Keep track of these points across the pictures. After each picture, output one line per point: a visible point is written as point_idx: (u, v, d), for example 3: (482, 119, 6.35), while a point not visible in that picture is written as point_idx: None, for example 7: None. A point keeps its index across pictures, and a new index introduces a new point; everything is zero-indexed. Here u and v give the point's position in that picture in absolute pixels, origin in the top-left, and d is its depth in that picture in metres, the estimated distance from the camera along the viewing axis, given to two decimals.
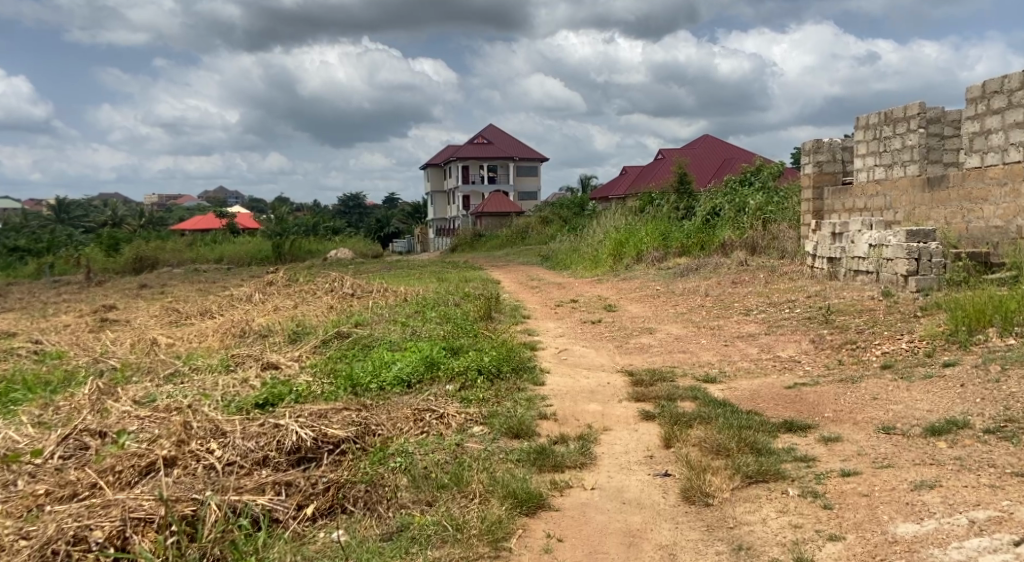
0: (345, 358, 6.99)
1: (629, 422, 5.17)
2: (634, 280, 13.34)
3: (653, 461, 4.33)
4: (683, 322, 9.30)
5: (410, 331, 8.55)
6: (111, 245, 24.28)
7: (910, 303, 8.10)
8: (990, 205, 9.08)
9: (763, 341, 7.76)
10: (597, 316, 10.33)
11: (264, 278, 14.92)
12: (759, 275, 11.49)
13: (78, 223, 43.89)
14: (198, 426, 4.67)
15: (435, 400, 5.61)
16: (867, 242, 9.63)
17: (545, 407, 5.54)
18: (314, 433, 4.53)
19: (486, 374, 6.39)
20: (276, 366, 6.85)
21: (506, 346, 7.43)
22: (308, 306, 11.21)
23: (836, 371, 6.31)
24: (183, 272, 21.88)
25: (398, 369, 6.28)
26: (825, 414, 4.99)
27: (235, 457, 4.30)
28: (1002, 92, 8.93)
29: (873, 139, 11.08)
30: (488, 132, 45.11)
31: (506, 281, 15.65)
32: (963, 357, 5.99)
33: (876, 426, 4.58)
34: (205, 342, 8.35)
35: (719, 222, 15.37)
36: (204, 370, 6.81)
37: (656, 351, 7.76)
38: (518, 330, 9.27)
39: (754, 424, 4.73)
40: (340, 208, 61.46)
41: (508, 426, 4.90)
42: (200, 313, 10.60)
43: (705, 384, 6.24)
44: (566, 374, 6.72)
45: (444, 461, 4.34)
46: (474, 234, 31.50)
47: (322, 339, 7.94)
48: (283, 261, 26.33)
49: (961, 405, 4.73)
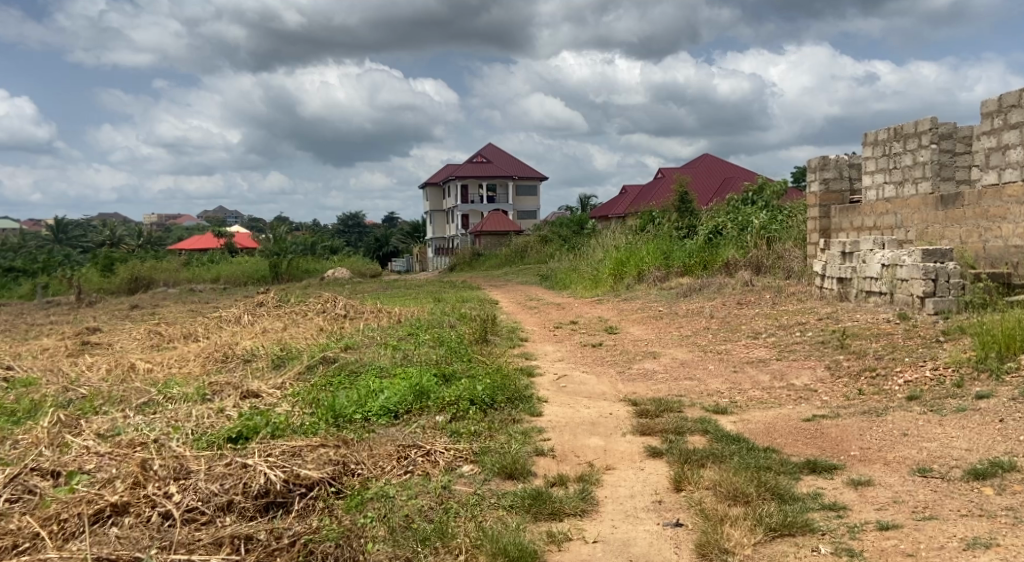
0: (330, 386, 6.51)
1: (634, 460, 4.69)
2: (635, 301, 12.89)
3: (662, 508, 3.85)
4: (688, 345, 8.85)
5: (400, 356, 8.07)
6: (106, 266, 23.90)
7: (930, 328, 7.63)
8: (1009, 223, 8.64)
9: (775, 367, 7.28)
10: (597, 339, 9.85)
11: (254, 298, 14.42)
12: (766, 296, 11.04)
13: (75, 243, 43.53)
14: (160, 466, 4.14)
15: (422, 434, 5.13)
16: (880, 262, 9.18)
17: (542, 442, 5.07)
18: (285, 474, 3.99)
19: (479, 405, 5.91)
20: (255, 395, 6.36)
21: (501, 372, 6.95)
22: (297, 328, 10.75)
23: (857, 403, 5.85)
24: (177, 292, 21.45)
25: (384, 398, 5.81)
26: (851, 452, 4.54)
27: (197, 502, 3.78)
28: (1020, 106, 8.52)
29: (882, 156, 10.67)
30: (487, 150, 44.80)
31: (504, 301, 15.21)
32: (996, 388, 5.52)
33: (911, 468, 4.12)
34: (184, 367, 7.87)
35: (722, 240, 14.95)
36: (179, 399, 6.31)
37: (661, 378, 7.28)
38: (514, 354, 8.79)
39: (773, 464, 4.26)
40: (338, 228, 61.17)
41: (501, 465, 4.40)
42: (184, 335, 10.11)
43: (716, 416, 5.77)
44: (564, 403, 6.24)
45: (428, 507, 3.85)
46: (473, 254, 31.08)
47: (306, 365, 7.46)
48: (280, 280, 25.86)
49: (1004, 445, 4.28)
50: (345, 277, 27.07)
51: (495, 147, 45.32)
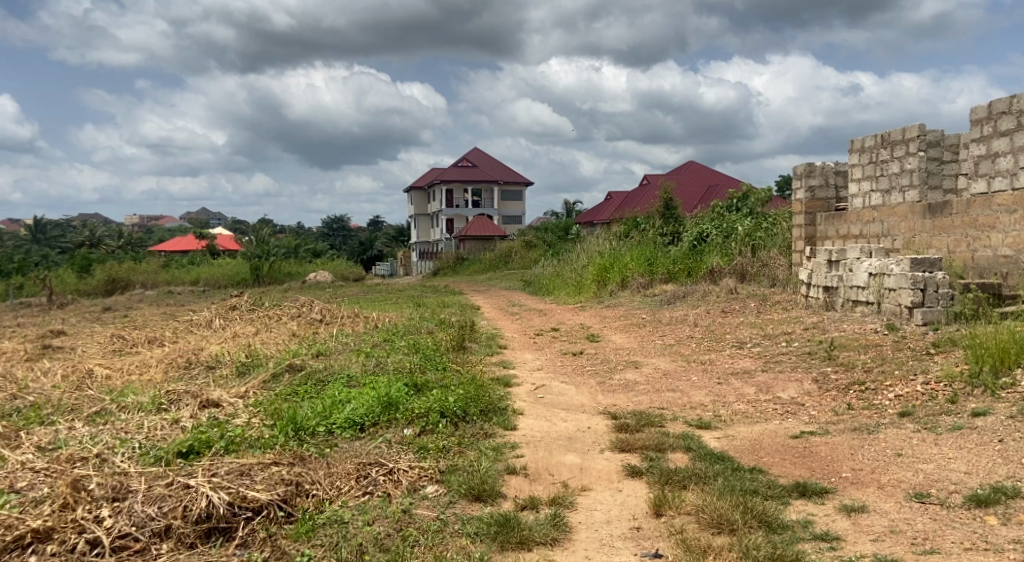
0: (296, 395, 6.16)
1: (612, 480, 4.38)
2: (618, 308, 12.62)
3: (640, 537, 3.55)
4: (671, 355, 8.55)
5: (372, 363, 7.71)
6: (83, 266, 23.41)
7: (919, 339, 7.37)
8: (998, 233, 8.40)
9: (760, 379, 6.99)
10: (578, 347, 9.52)
11: (228, 301, 13.99)
12: (751, 304, 10.79)
13: (52, 241, 42.82)
14: (97, 484, 3.75)
15: (386, 450, 4.77)
16: (866, 271, 8.92)
17: (514, 459, 4.75)
18: (230, 496, 3.63)
19: (450, 417, 5.57)
20: (216, 405, 5.93)
21: (475, 382, 6.61)
22: (269, 332, 10.38)
23: (846, 420, 5.58)
24: (155, 295, 20.93)
25: (350, 410, 5.47)
26: (843, 474, 4.26)
27: (130, 527, 3.43)
28: (1011, 113, 8.31)
29: (869, 164, 10.45)
30: (472, 155, 44.48)
31: (485, 307, 14.89)
32: (992, 406, 5.27)
33: (907, 493, 3.85)
34: (145, 373, 7.47)
35: (706, 247, 14.67)
36: (132, 409, 5.84)
37: (643, 390, 6.97)
38: (491, 363, 8.45)
39: (759, 488, 3.97)
40: (322, 231, 60.69)
41: (468, 486, 4.05)
42: (149, 340, 9.68)
43: (699, 431, 5.48)
44: (540, 416, 5.92)
45: (385, 536, 3.52)
46: (456, 258, 30.73)
47: (272, 373, 7.09)
48: (261, 283, 25.37)
49: (1006, 468, 4.03)
50: (326, 280, 26.66)
51: (480, 151, 44.98)
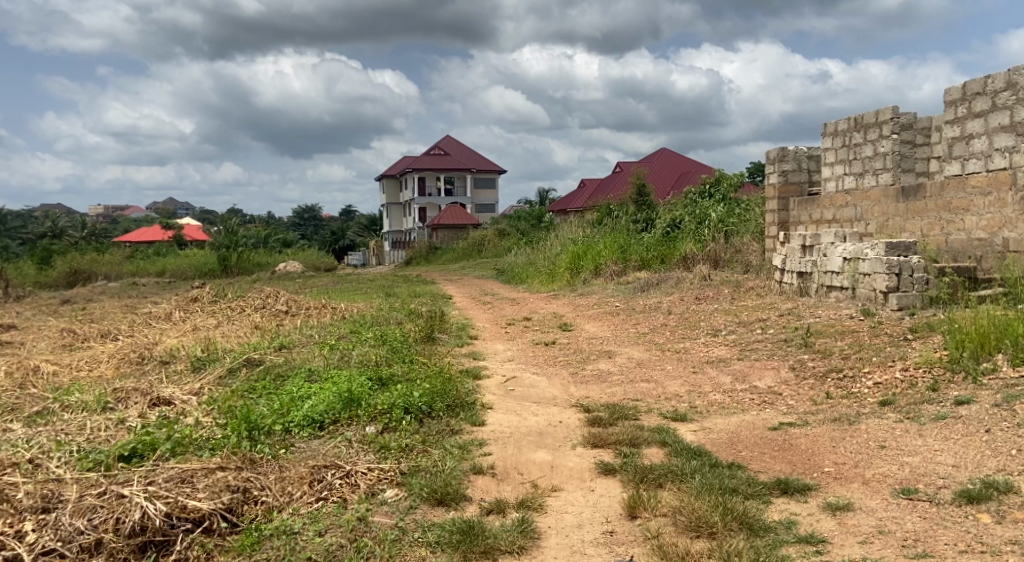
0: (253, 392, 5.87)
1: (584, 479, 4.15)
2: (591, 295, 12.40)
3: (613, 542, 3.33)
4: (645, 344, 8.34)
5: (337, 356, 7.42)
6: (43, 258, 22.76)
7: (896, 325, 7.22)
8: (972, 216, 8.26)
9: (736, 368, 6.80)
10: (550, 336, 9.29)
11: (190, 293, 13.58)
12: (724, 290, 10.62)
13: (14, 233, 41.82)
14: (25, 494, 3.46)
15: (345, 450, 4.50)
16: (841, 255, 8.76)
17: (481, 458, 4.50)
18: (168, 506, 3.36)
19: (414, 414, 5.31)
20: (167, 403, 5.62)
21: (443, 374, 6.35)
22: (231, 325, 10.03)
23: (826, 410, 5.38)
24: (119, 287, 20.38)
25: (308, 407, 5.19)
26: (824, 468, 4.06)
27: (55, 543, 3.15)
28: (985, 94, 8.14)
29: (842, 147, 10.28)
30: (444, 143, 44.04)
31: (457, 296, 14.59)
32: (976, 394, 5.09)
33: (893, 489, 3.67)
34: (95, 370, 7.12)
35: (679, 234, 14.46)
36: (76, 408, 5.51)
37: (616, 381, 6.75)
38: (461, 354, 8.18)
39: (739, 486, 3.76)
40: (294, 221, 59.96)
41: (431, 489, 3.80)
42: (103, 334, 9.29)
43: (675, 424, 5.26)
44: (510, 410, 5.66)
45: (337, 547, 3.27)
46: (429, 247, 30.37)
47: (229, 368, 6.76)
48: (229, 274, 24.83)
49: (995, 461, 3.85)
50: (296, 271, 26.20)
51: (452, 139, 44.53)
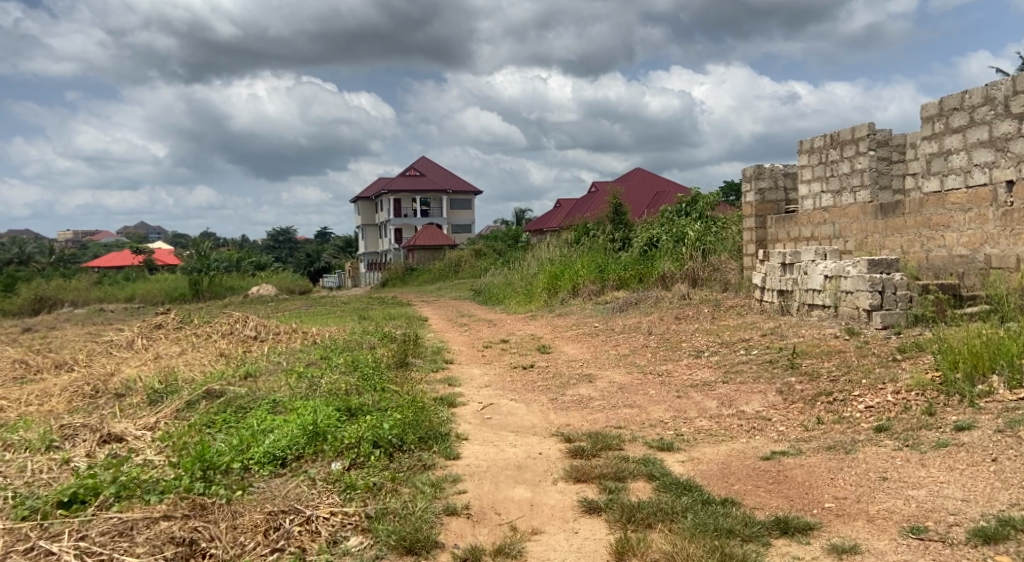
0: (212, 426, 5.51)
1: (566, 519, 3.83)
2: (569, 316, 12.11)
3: None
4: (626, 366, 8.05)
5: (305, 385, 7.06)
6: (7, 285, 22.10)
7: (883, 344, 6.98)
8: (953, 232, 8.06)
9: (721, 392, 6.51)
10: (528, 360, 8.98)
11: (155, 319, 13.10)
12: (705, 310, 10.37)
13: None
14: None
15: (306, 490, 4.18)
16: (822, 273, 8.55)
17: (454, 496, 4.18)
18: None
19: (384, 448, 4.96)
20: (119, 439, 5.25)
21: (415, 403, 6.01)
22: (196, 353, 9.63)
23: (819, 437, 5.11)
24: (86, 314, 19.76)
25: (270, 442, 4.84)
26: (825, 503, 3.77)
27: None
28: (963, 109, 7.99)
29: (818, 164, 10.11)
30: (420, 164, 43.77)
31: (433, 318, 14.25)
32: (975, 418, 4.83)
33: (901, 527, 3.40)
34: (45, 404, 6.70)
35: (657, 252, 14.21)
36: (18, 448, 5.10)
37: (598, 407, 6.44)
38: (435, 381, 7.83)
39: (735, 525, 3.48)
40: (269, 243, 59.37)
41: (398, 537, 3.56)
42: (58, 365, 8.84)
43: (660, 454, 4.96)
44: (486, 442, 5.34)
45: None
46: (406, 269, 29.94)
47: (188, 400, 6.38)
48: (200, 298, 24.28)
49: (1008, 494, 3.59)
50: (270, 295, 25.70)
51: (427, 160, 44.25)
